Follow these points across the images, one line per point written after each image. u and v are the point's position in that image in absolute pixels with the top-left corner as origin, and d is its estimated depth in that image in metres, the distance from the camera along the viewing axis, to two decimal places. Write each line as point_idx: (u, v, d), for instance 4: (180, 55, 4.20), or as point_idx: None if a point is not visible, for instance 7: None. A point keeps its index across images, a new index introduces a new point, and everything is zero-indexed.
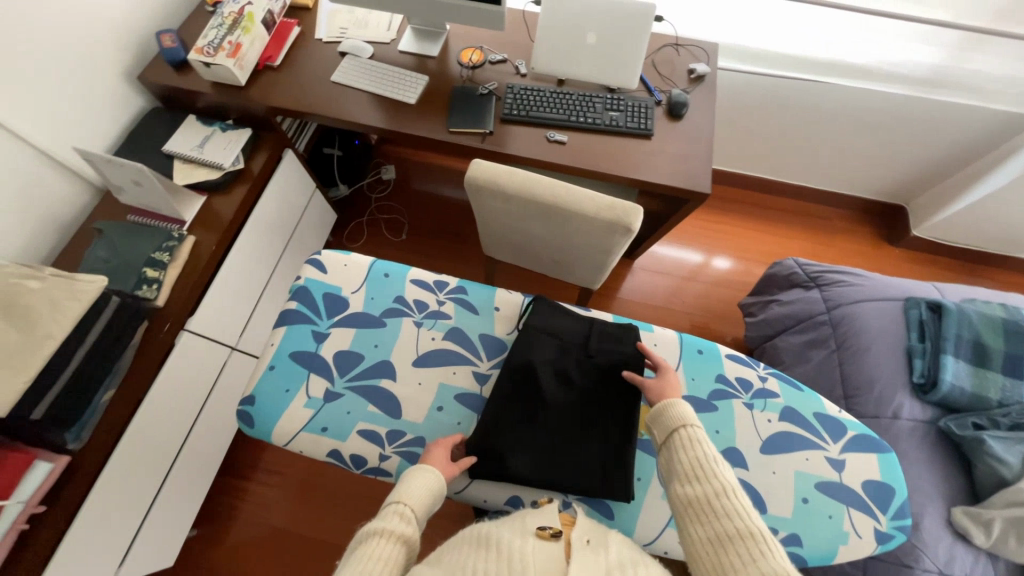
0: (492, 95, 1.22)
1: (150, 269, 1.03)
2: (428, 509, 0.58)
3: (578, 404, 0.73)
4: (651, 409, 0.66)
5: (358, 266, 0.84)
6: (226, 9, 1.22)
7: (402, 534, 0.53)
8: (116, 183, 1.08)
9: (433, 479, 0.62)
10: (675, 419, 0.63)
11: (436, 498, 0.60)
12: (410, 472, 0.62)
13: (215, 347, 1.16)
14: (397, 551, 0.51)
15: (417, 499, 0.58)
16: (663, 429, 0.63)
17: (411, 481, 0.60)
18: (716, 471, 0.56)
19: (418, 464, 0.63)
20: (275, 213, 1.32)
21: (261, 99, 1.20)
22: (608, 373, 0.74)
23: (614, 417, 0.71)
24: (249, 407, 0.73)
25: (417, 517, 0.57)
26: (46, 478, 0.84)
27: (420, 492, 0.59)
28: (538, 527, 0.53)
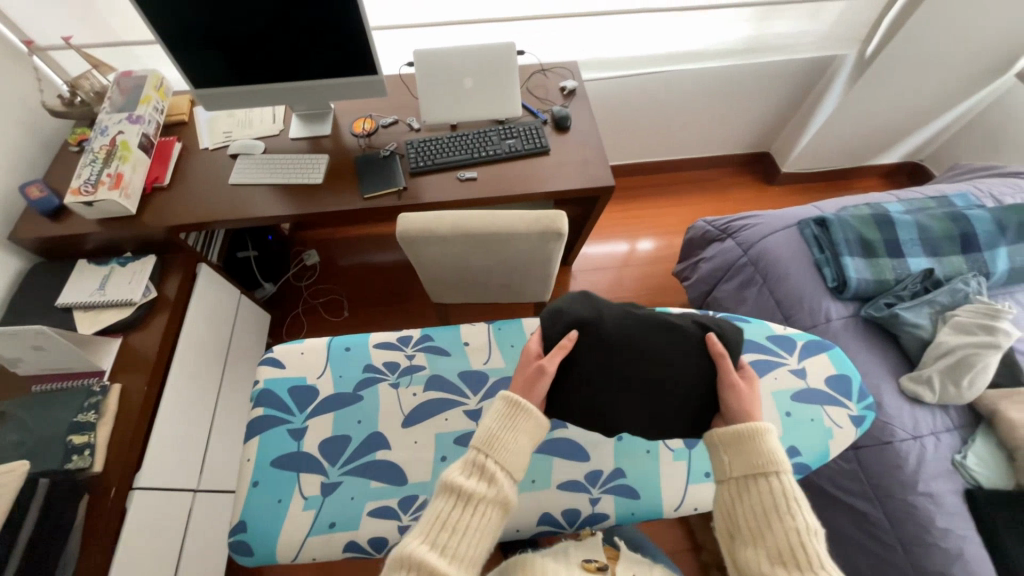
0: (394, 155, 1.27)
1: (76, 435, 0.92)
2: (521, 464, 0.59)
3: (644, 344, 0.74)
4: (738, 438, 0.65)
5: (316, 350, 0.82)
6: (95, 144, 1.17)
7: (488, 498, 0.55)
8: (9, 355, 0.96)
9: (529, 423, 0.62)
10: (767, 464, 0.61)
11: (519, 453, 0.59)
12: (507, 416, 0.62)
13: (175, 496, 1.04)
14: (483, 513, 0.54)
15: (509, 452, 0.59)
16: (750, 472, 0.62)
17: (507, 430, 0.61)
18: (819, 555, 0.54)
19: (510, 406, 0.61)
20: (204, 331, 1.24)
21: (158, 222, 1.15)
22: (692, 325, 0.77)
23: (683, 359, 0.74)
24: (243, 532, 0.67)
25: (497, 478, 0.57)
26: None
27: (504, 454, 0.59)
28: (584, 562, 0.58)
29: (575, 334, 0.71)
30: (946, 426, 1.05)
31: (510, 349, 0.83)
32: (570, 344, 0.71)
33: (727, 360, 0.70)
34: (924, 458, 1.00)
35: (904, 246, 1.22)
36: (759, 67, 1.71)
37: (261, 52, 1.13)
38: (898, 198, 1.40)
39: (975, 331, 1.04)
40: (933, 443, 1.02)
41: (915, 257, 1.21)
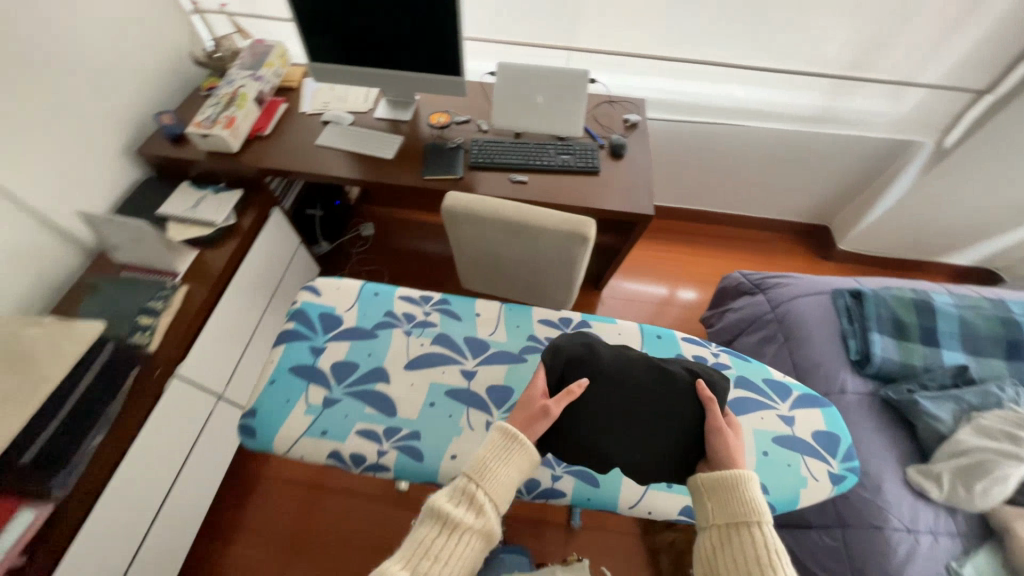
0: (459, 148, 1.41)
1: (144, 317, 1.10)
2: (508, 496, 0.63)
3: (636, 390, 0.77)
4: (721, 485, 0.64)
5: (349, 288, 0.93)
6: (222, 91, 1.40)
7: (473, 525, 0.59)
8: (114, 241, 1.17)
9: (520, 456, 0.65)
10: (749, 514, 0.60)
11: (507, 488, 0.63)
12: (500, 448, 0.65)
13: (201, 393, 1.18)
14: (469, 542, 0.58)
15: (499, 485, 0.63)
16: (731, 519, 0.61)
17: (499, 464, 0.64)
18: None
19: (505, 439, 0.65)
20: (263, 265, 1.41)
21: (251, 162, 1.34)
22: (680, 370, 0.79)
23: (679, 404, 0.76)
24: (252, 418, 0.78)
25: (485, 508, 0.60)
26: (29, 527, 0.84)
27: (494, 484, 0.62)
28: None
29: (585, 383, 0.72)
30: (949, 530, 0.99)
31: (515, 329, 0.90)
32: (580, 391, 0.72)
33: (713, 404, 0.71)
34: (915, 553, 0.94)
35: (941, 337, 1.18)
36: (829, 138, 1.72)
37: (369, 39, 1.31)
38: (948, 291, 1.35)
39: (997, 438, 0.99)
40: (928, 541, 0.96)
41: (951, 350, 1.17)
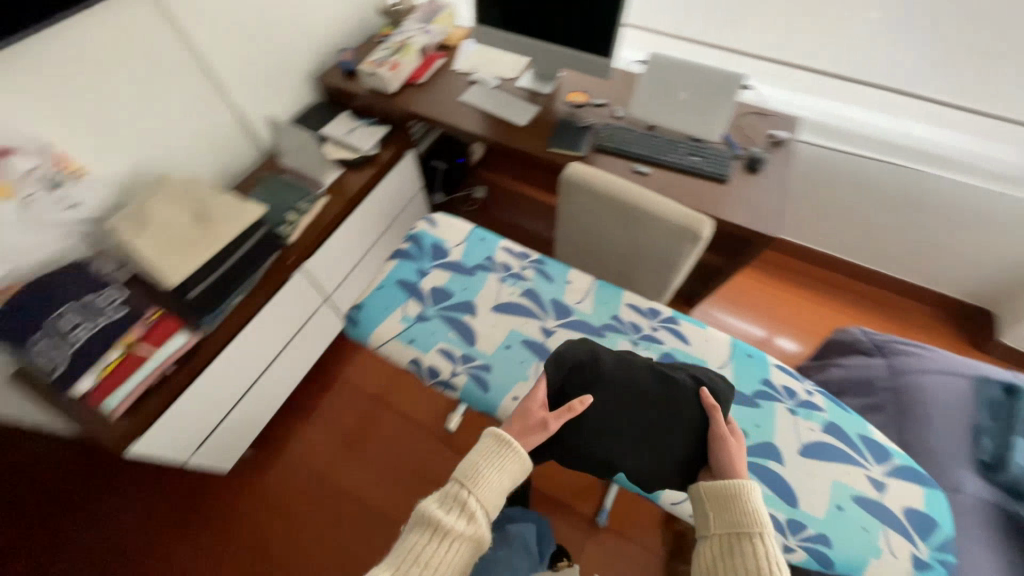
0: (588, 129, 1.42)
1: (291, 212, 1.31)
2: (500, 503, 0.62)
3: (635, 396, 0.75)
4: (722, 494, 0.62)
5: (461, 227, 1.01)
6: (394, 39, 1.55)
7: (464, 533, 0.58)
8: (286, 146, 1.40)
9: (514, 462, 0.64)
10: (751, 523, 0.58)
11: (499, 494, 0.62)
12: (494, 453, 0.65)
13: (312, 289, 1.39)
14: (460, 551, 0.57)
15: (491, 492, 0.62)
16: (732, 528, 0.59)
17: (492, 471, 0.63)
18: None
19: (497, 445, 0.64)
20: (386, 198, 1.59)
21: (403, 105, 1.50)
22: (685, 378, 0.76)
23: (681, 416, 0.73)
24: (357, 311, 0.90)
25: (476, 515, 0.59)
26: (179, 347, 1.07)
27: (486, 490, 0.61)
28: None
29: (587, 400, 0.69)
30: None
31: (602, 305, 0.91)
32: (581, 408, 0.69)
33: (717, 412, 0.69)
34: None
35: None
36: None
37: (533, 7, 1.37)
38: None
39: None
40: None
41: None
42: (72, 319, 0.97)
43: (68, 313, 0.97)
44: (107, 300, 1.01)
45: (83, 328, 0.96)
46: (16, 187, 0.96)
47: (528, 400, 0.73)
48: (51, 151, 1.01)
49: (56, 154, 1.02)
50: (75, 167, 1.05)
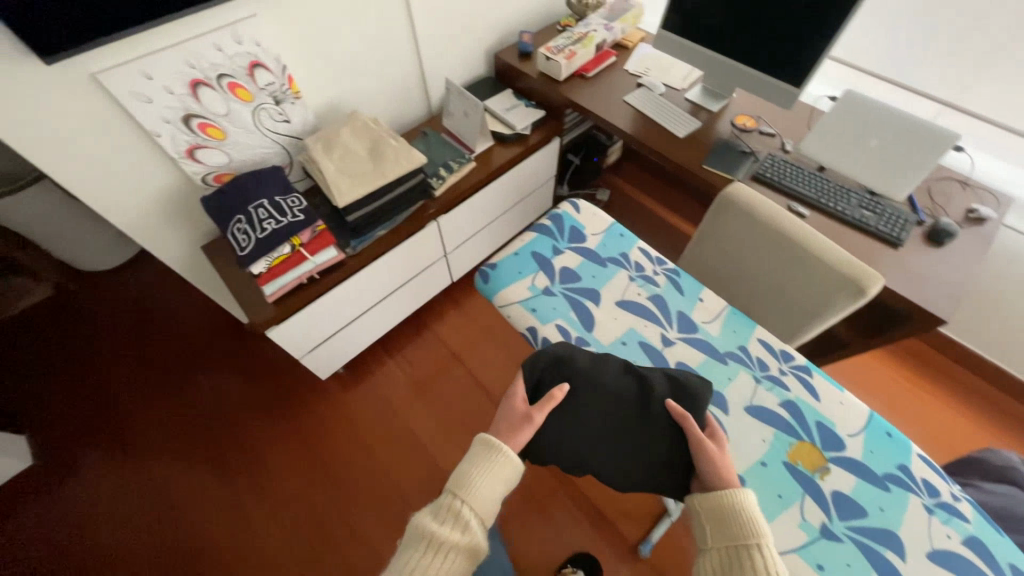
0: (750, 155, 1.34)
1: (443, 169, 1.43)
2: (493, 509, 0.66)
3: (609, 394, 0.77)
4: (722, 505, 0.62)
5: (603, 219, 1.02)
6: (576, 29, 1.59)
7: (459, 543, 0.61)
8: (451, 109, 1.52)
9: (505, 468, 0.68)
10: (746, 533, 0.60)
11: (492, 501, 0.66)
12: (485, 461, 0.67)
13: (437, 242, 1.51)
14: (457, 561, 0.60)
15: (484, 501, 0.65)
16: (731, 539, 0.60)
17: (483, 480, 0.66)
18: None
19: (487, 454, 0.67)
20: (521, 177, 1.66)
21: (565, 92, 1.55)
22: (658, 380, 0.77)
23: (654, 420, 0.74)
24: (491, 269, 0.96)
25: (470, 524, 0.63)
26: (330, 259, 1.21)
27: (480, 497, 0.65)
28: None
29: (566, 388, 0.73)
30: None
31: (730, 332, 0.87)
32: (560, 395, 0.73)
33: (687, 421, 0.68)
34: None
35: None
36: None
37: (729, 21, 1.32)
38: None
39: None
40: None
41: None
42: (264, 213, 1.11)
43: (263, 207, 1.11)
44: (290, 205, 1.13)
45: (271, 222, 1.09)
46: (255, 94, 1.18)
47: (509, 399, 0.76)
48: (285, 72, 1.21)
49: (288, 75, 1.22)
50: (296, 89, 1.26)
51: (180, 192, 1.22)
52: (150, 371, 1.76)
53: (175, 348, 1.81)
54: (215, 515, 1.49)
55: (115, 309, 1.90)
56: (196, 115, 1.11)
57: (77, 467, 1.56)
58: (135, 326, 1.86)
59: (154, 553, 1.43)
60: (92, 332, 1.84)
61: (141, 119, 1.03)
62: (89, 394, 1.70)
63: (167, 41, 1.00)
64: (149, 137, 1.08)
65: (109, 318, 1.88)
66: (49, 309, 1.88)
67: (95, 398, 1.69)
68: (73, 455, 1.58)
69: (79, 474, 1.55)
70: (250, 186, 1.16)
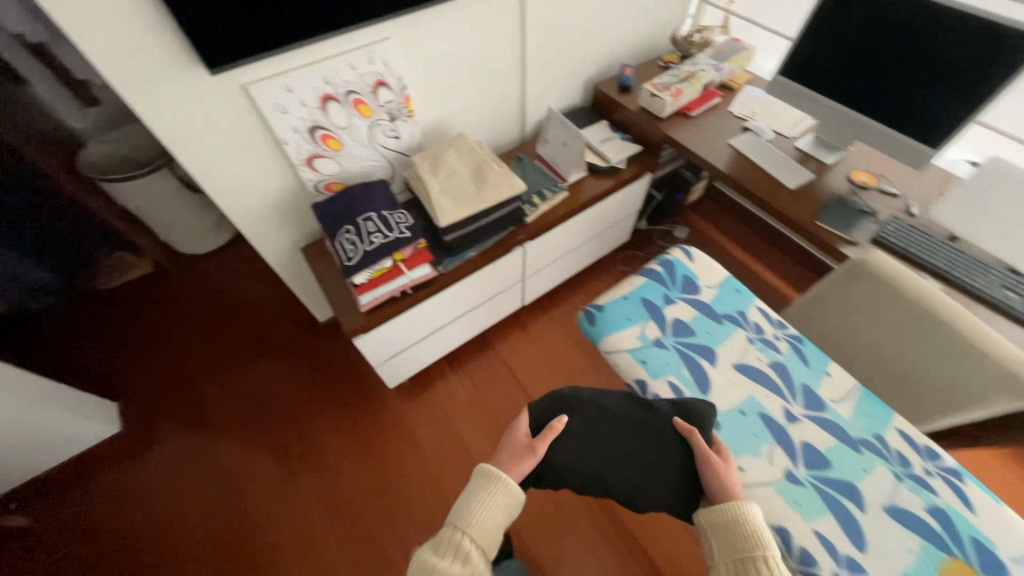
0: (870, 215, 1.25)
1: (537, 197, 1.43)
2: (493, 539, 0.67)
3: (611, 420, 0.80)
4: (722, 519, 0.66)
5: (717, 270, 0.98)
6: (683, 67, 1.57)
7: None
8: (549, 137, 1.52)
9: (506, 497, 0.70)
10: (749, 544, 0.63)
11: (492, 530, 0.68)
12: (486, 489, 0.70)
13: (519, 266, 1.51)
14: None
15: (485, 531, 0.67)
16: (738, 552, 0.63)
17: (484, 510, 0.68)
18: None
19: (487, 483, 0.70)
20: (609, 210, 1.64)
21: (665, 128, 1.52)
22: (666, 405, 0.79)
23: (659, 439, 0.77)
24: (598, 312, 0.93)
25: (473, 555, 0.64)
26: (424, 276, 1.23)
27: (481, 528, 0.67)
28: None
29: (565, 418, 0.75)
30: None
31: (863, 416, 0.80)
32: (560, 425, 0.75)
33: (693, 435, 0.72)
34: None
35: None
36: None
37: (860, 73, 1.24)
38: None
39: None
40: None
41: None
42: (373, 227, 1.13)
43: (372, 220, 1.14)
44: (397, 221, 1.15)
45: (379, 235, 1.12)
46: (374, 111, 1.21)
47: (512, 432, 0.78)
48: (404, 91, 1.24)
49: (406, 94, 1.25)
50: (411, 108, 1.29)
51: (293, 196, 1.27)
52: (227, 355, 1.84)
53: (252, 336, 1.89)
54: (273, 507, 1.52)
55: (203, 292, 2.01)
56: (321, 127, 1.16)
57: (155, 437, 1.65)
58: (218, 310, 1.97)
59: (215, 536, 1.47)
60: (182, 311, 1.96)
61: (275, 128, 1.09)
62: (173, 369, 1.80)
63: (308, 59, 1.06)
64: (278, 144, 1.14)
65: (198, 300, 1.99)
66: (147, 285, 2.02)
67: (178, 374, 1.79)
68: (152, 426, 1.67)
69: (154, 445, 1.63)
70: (359, 198, 1.20)
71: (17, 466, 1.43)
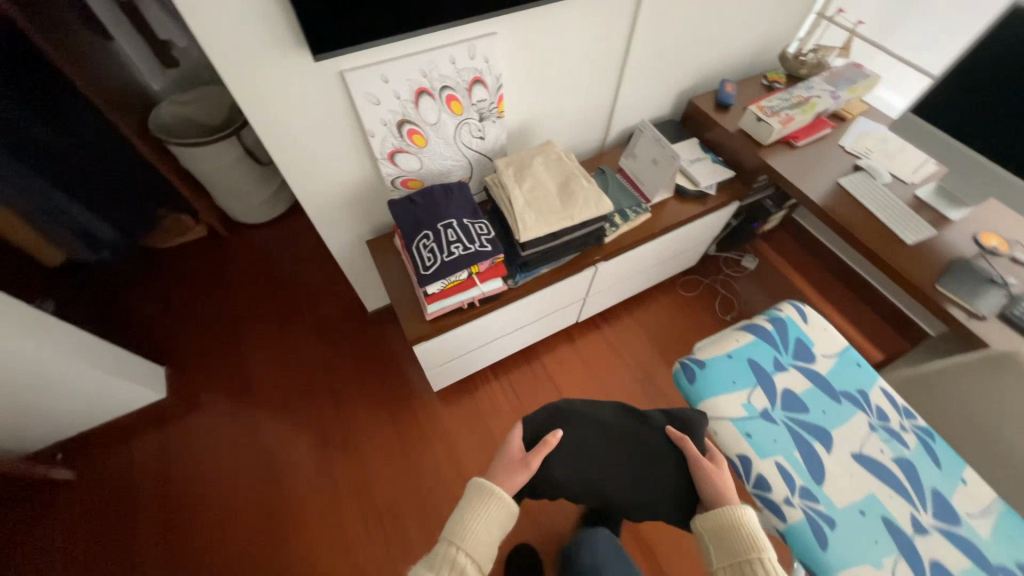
0: (1000, 288, 1.11)
1: (619, 217, 1.34)
2: (487, 552, 0.70)
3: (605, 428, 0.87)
4: (719, 523, 0.71)
5: (835, 338, 0.88)
6: (796, 91, 1.44)
7: None
8: (636, 151, 1.41)
9: (499, 509, 0.74)
10: (746, 547, 0.67)
11: (486, 544, 0.71)
12: (480, 504, 0.73)
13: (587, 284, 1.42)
14: None
15: (478, 545, 0.70)
16: (737, 557, 0.67)
17: (479, 525, 0.71)
18: None
19: (480, 497, 0.73)
20: (688, 236, 1.53)
21: (765, 155, 1.39)
22: (657, 415, 0.88)
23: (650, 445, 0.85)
24: (698, 368, 0.86)
25: (468, 568, 0.67)
26: (495, 290, 1.16)
27: (476, 542, 0.70)
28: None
29: (559, 433, 0.80)
30: None
31: (1004, 538, 0.70)
32: (553, 438, 0.80)
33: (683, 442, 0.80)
34: None
35: None
36: None
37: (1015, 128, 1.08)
38: None
39: None
40: None
41: None
42: (453, 236, 1.07)
43: (452, 228, 1.08)
44: (478, 231, 1.08)
45: (459, 247, 1.05)
46: (465, 108, 1.14)
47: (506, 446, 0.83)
48: (499, 91, 1.15)
49: (500, 94, 1.16)
50: (502, 109, 1.20)
51: (367, 189, 1.21)
52: (272, 330, 1.83)
53: (299, 315, 1.88)
54: (308, 494, 1.50)
55: (255, 263, 2.00)
56: (409, 121, 1.08)
57: (198, 405, 1.65)
58: (267, 283, 1.95)
59: (250, 513, 1.47)
60: (233, 281, 1.95)
61: (364, 119, 1.02)
62: (219, 339, 1.80)
63: (408, 48, 0.98)
64: (363, 135, 1.08)
65: (249, 270, 1.98)
66: (200, 249, 2.02)
67: (223, 344, 1.79)
68: (195, 394, 1.67)
69: (197, 413, 1.64)
70: (440, 202, 1.14)
71: (67, 421, 1.45)
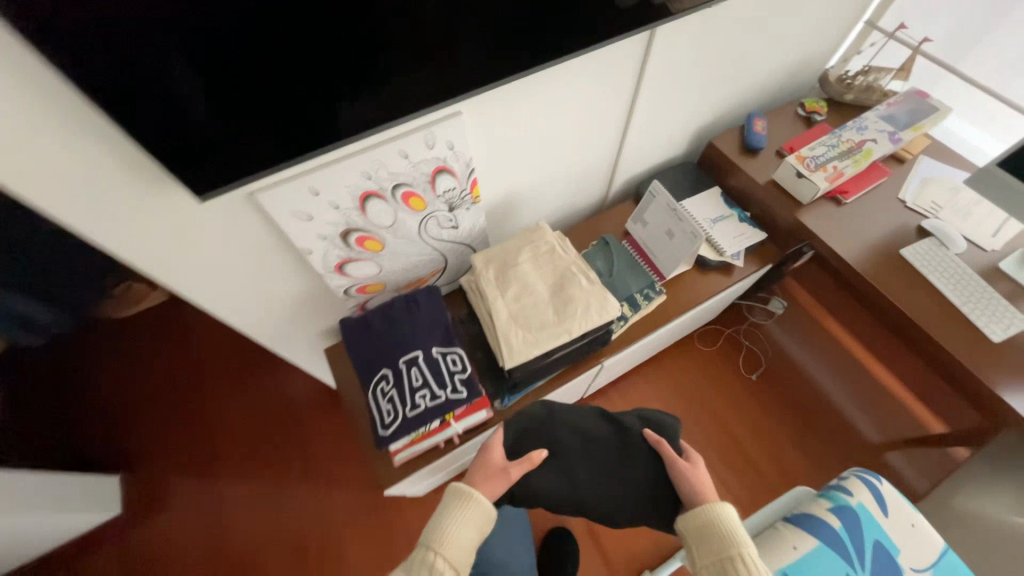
0: None
1: (627, 306, 1.10)
2: (467, 556, 0.66)
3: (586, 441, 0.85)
4: (701, 523, 0.70)
5: (923, 539, 0.83)
6: (844, 134, 1.17)
7: None
8: (646, 218, 1.16)
9: (480, 514, 0.69)
10: (726, 545, 0.68)
11: (468, 545, 0.67)
12: (456, 509, 0.69)
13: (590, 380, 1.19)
14: None
15: (458, 549, 0.66)
16: (719, 555, 0.67)
17: (458, 529, 0.67)
18: None
19: (459, 499, 0.69)
20: (712, 308, 1.28)
21: (806, 218, 1.13)
22: (634, 420, 0.87)
23: (634, 452, 0.83)
24: None
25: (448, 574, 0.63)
26: (475, 424, 0.93)
27: (456, 545, 0.66)
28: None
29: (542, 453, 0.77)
30: None
31: None
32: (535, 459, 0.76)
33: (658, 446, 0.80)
34: None
35: None
36: None
37: None
38: None
39: None
40: None
41: None
42: (417, 377, 0.85)
43: (417, 367, 0.86)
44: (449, 368, 0.87)
45: (426, 396, 0.83)
46: (429, 203, 0.89)
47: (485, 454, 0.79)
48: (471, 176, 0.90)
49: (473, 179, 0.91)
50: (477, 193, 0.95)
51: (314, 300, 0.98)
52: (238, 413, 1.63)
53: (268, 391, 1.67)
54: None
55: (220, 332, 1.80)
56: (357, 229, 0.85)
57: (158, 514, 1.46)
58: (233, 356, 1.75)
59: None
60: (194, 356, 1.74)
61: (294, 238, 0.79)
62: (182, 428, 1.61)
63: (346, 152, 0.73)
64: (298, 251, 0.84)
65: (212, 341, 1.78)
66: (159, 320, 1.82)
67: (186, 434, 1.60)
68: (155, 499, 1.49)
69: (159, 523, 1.45)
70: (402, 326, 0.91)
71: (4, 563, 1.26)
